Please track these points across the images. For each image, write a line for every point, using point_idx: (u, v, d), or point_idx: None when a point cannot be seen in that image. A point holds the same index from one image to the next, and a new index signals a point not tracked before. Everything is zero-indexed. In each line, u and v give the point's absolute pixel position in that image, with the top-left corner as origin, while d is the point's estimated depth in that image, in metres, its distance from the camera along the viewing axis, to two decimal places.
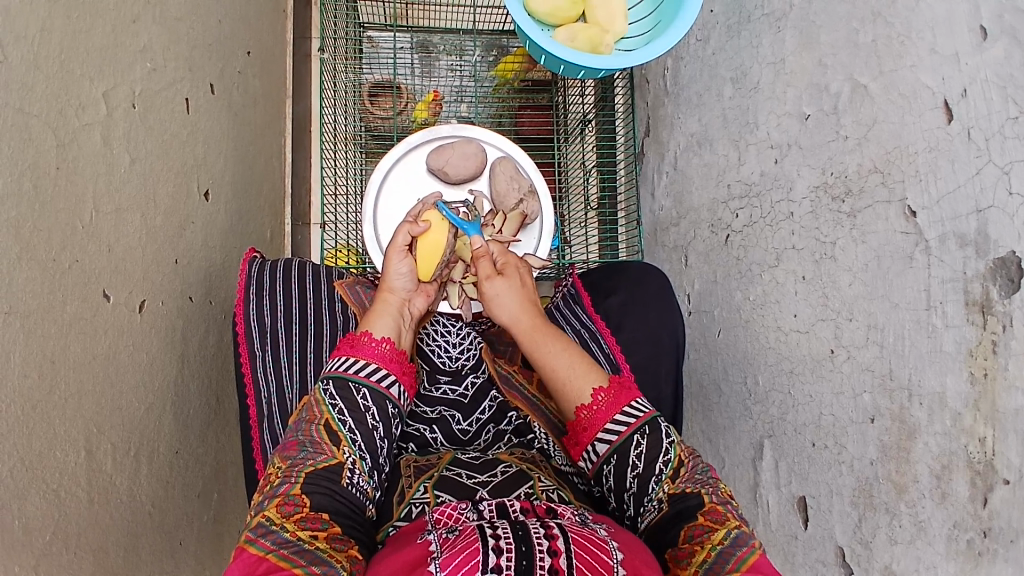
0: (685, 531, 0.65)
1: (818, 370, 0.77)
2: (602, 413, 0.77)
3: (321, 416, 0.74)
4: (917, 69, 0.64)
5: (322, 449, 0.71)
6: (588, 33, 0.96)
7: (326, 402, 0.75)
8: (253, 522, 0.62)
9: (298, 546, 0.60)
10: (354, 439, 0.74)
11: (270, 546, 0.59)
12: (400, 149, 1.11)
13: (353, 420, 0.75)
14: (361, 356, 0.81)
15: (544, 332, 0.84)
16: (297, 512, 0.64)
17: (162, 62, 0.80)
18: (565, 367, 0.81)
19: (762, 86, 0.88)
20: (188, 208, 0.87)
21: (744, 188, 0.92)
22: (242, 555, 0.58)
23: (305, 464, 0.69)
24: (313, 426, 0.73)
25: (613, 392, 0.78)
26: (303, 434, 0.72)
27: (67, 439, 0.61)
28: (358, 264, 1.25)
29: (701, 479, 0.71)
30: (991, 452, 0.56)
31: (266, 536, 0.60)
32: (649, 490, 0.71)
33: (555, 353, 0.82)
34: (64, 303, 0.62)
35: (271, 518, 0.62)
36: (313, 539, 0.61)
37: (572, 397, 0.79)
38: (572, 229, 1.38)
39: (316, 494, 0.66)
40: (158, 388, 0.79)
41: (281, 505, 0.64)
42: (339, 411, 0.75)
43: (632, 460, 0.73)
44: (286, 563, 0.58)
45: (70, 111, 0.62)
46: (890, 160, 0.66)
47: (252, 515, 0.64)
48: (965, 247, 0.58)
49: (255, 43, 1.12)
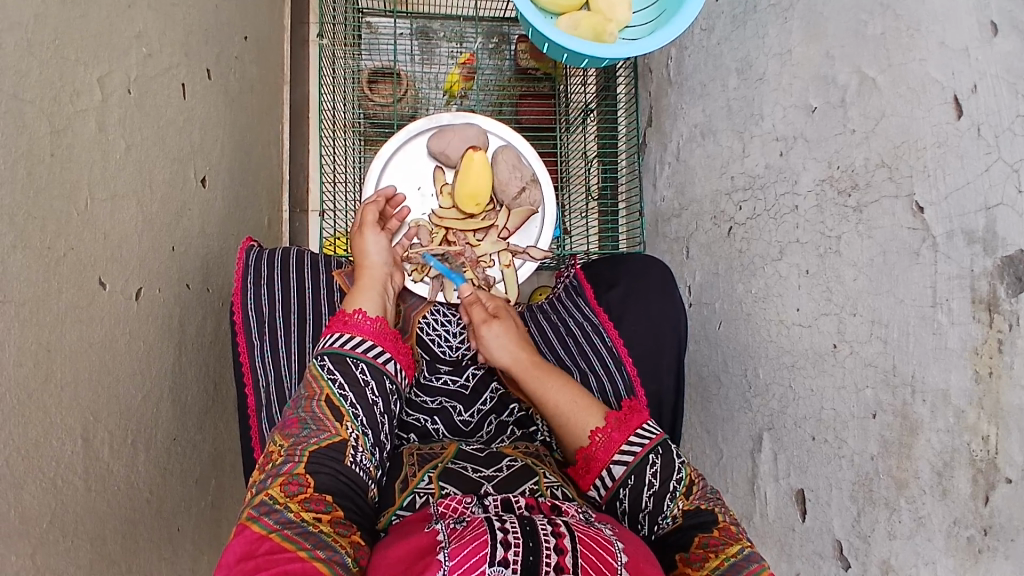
0: (698, 539, 0.66)
1: (820, 364, 0.77)
2: (614, 438, 0.78)
3: (321, 392, 0.75)
4: (927, 63, 0.63)
5: (324, 427, 0.71)
6: (591, 20, 0.93)
7: (324, 376, 0.77)
8: (256, 500, 0.62)
9: (302, 528, 0.60)
10: (356, 414, 0.75)
11: (273, 526, 0.59)
12: (401, 136, 1.09)
13: (354, 394, 0.77)
14: (354, 332, 0.83)
15: (542, 371, 0.89)
16: (302, 492, 0.64)
17: (158, 46, 0.78)
18: (566, 401, 0.84)
19: (768, 77, 0.87)
20: (185, 195, 0.85)
21: (747, 180, 0.92)
22: (243, 531, 0.59)
23: (309, 443, 0.69)
24: (314, 402, 0.74)
25: (623, 416, 0.80)
26: (304, 411, 0.73)
27: (64, 428, 0.61)
28: (356, 253, 1.25)
29: (712, 497, 0.72)
30: (993, 450, 0.56)
31: (269, 515, 0.60)
32: (663, 508, 0.72)
33: (556, 388, 0.86)
34: (60, 292, 0.61)
35: (274, 496, 0.62)
36: (317, 521, 0.61)
37: (576, 431, 0.82)
38: (573, 219, 1.37)
39: (320, 475, 0.67)
40: (156, 377, 0.78)
41: (285, 484, 0.64)
42: (338, 387, 0.76)
43: (648, 478, 0.74)
44: (290, 545, 0.58)
45: (65, 96, 0.61)
46: (898, 155, 0.66)
47: (254, 493, 0.64)
48: (972, 244, 0.58)
49: (252, 26, 1.10)
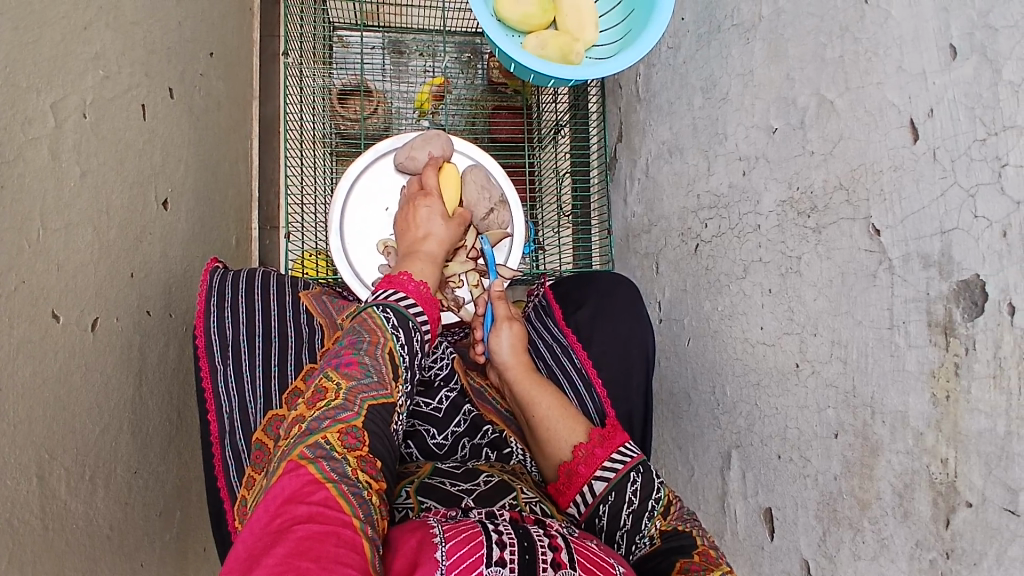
0: (680, 564, 0.66)
1: (784, 384, 0.77)
2: (597, 454, 0.77)
3: (385, 342, 0.70)
4: (884, 86, 0.63)
5: (384, 382, 0.68)
6: (559, 40, 0.92)
7: (390, 329, 0.72)
8: (312, 442, 0.59)
9: (358, 489, 0.56)
10: (407, 377, 0.72)
11: (330, 476, 0.56)
12: (368, 155, 1.08)
13: (410, 353, 0.73)
14: (407, 291, 0.79)
15: (534, 382, 0.89)
16: (357, 449, 0.60)
17: (117, 69, 0.77)
18: (553, 413, 0.85)
19: (731, 97, 0.87)
20: (145, 219, 0.84)
21: (712, 199, 0.92)
22: (296, 475, 0.55)
23: (368, 395, 0.65)
24: (379, 348, 0.69)
25: (607, 433, 0.80)
26: (368, 356, 0.68)
27: (17, 467, 0.59)
28: (327, 272, 1.24)
29: (689, 518, 0.74)
30: (952, 474, 0.56)
31: (328, 462, 0.57)
32: (641, 527, 0.72)
33: (544, 399, 0.87)
34: (11, 326, 0.59)
35: (332, 444, 0.59)
36: (368, 486, 0.58)
37: (557, 444, 0.82)
38: (546, 233, 1.36)
39: (373, 435, 0.63)
40: (114, 408, 0.77)
41: (343, 436, 0.61)
42: (401, 345, 0.72)
43: (628, 497, 0.73)
44: (345, 502, 0.54)
45: (17, 125, 0.60)
46: (855, 177, 0.66)
47: (304, 436, 0.60)
48: (928, 268, 0.58)
49: (219, 44, 1.09)
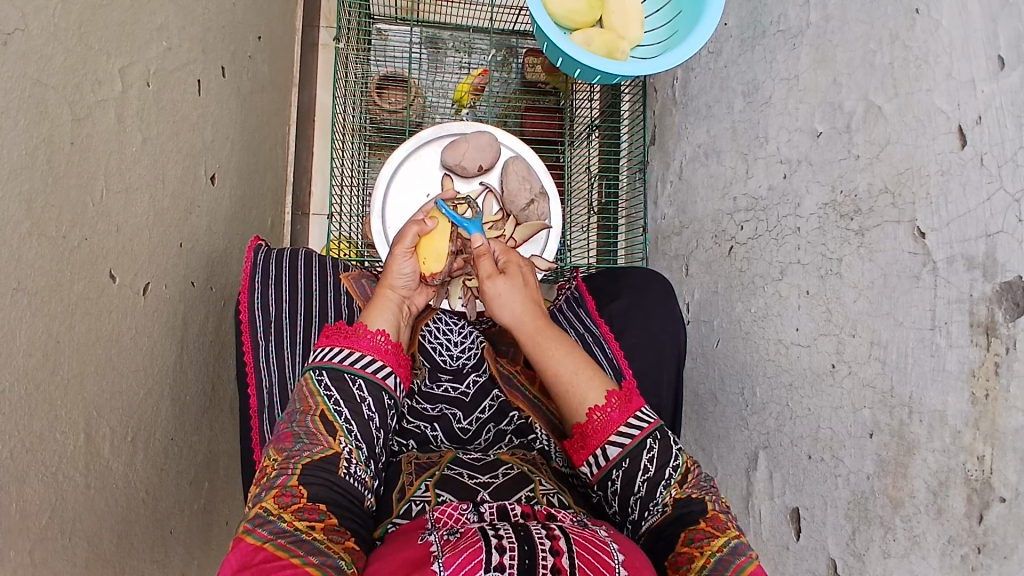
0: (685, 534, 0.66)
1: (818, 385, 0.78)
2: (613, 418, 0.75)
3: (315, 407, 0.73)
4: (933, 93, 0.65)
5: (317, 441, 0.70)
6: (604, 37, 0.95)
7: (321, 393, 0.74)
8: (252, 513, 0.63)
9: (296, 536, 0.60)
10: (350, 429, 0.73)
11: (267, 536, 0.60)
12: (411, 144, 1.10)
13: (349, 410, 0.74)
14: (357, 348, 0.79)
15: (548, 334, 0.81)
16: (295, 503, 0.64)
17: (177, 42, 0.79)
18: (569, 371, 0.78)
19: (774, 101, 0.89)
20: (194, 191, 0.85)
21: (750, 202, 0.94)
22: (239, 544, 0.59)
23: (301, 456, 0.69)
24: (308, 416, 0.72)
25: (623, 396, 0.77)
26: (298, 425, 0.72)
27: (67, 422, 0.60)
28: (357, 257, 1.25)
29: (705, 486, 0.73)
30: (988, 470, 0.57)
31: (263, 526, 0.61)
32: (655, 495, 0.72)
33: (559, 356, 0.79)
34: (71, 282, 0.60)
35: (269, 509, 0.63)
36: (310, 529, 0.62)
37: (574, 402, 0.77)
38: (574, 233, 1.39)
39: (314, 485, 0.66)
40: (157, 373, 0.78)
41: (279, 497, 0.64)
42: (334, 403, 0.74)
43: (643, 464, 0.73)
44: (282, 553, 0.58)
45: (87, 85, 0.61)
46: (901, 181, 0.68)
47: (250, 507, 0.65)
48: (972, 269, 0.60)
49: (266, 29, 1.11)
